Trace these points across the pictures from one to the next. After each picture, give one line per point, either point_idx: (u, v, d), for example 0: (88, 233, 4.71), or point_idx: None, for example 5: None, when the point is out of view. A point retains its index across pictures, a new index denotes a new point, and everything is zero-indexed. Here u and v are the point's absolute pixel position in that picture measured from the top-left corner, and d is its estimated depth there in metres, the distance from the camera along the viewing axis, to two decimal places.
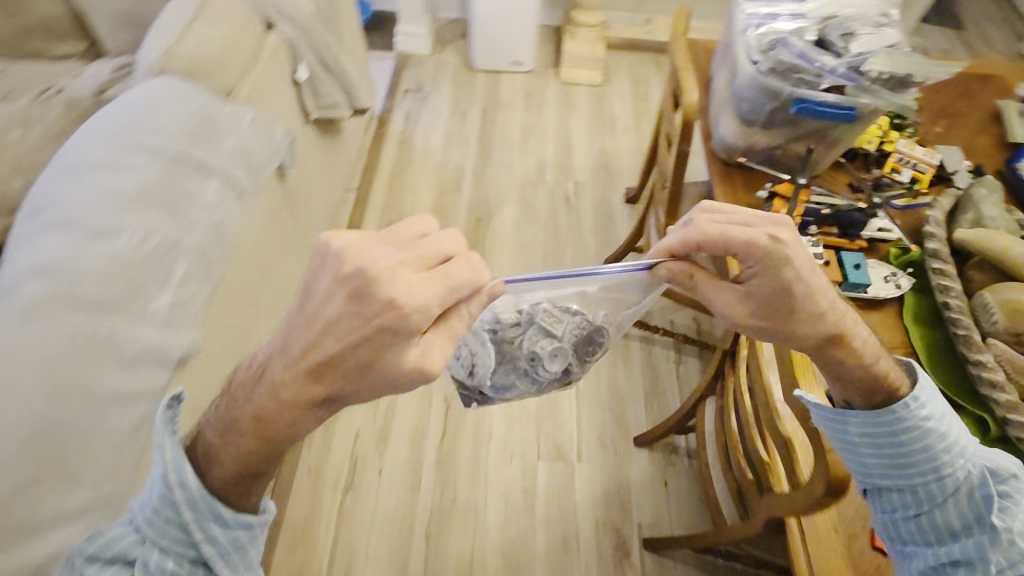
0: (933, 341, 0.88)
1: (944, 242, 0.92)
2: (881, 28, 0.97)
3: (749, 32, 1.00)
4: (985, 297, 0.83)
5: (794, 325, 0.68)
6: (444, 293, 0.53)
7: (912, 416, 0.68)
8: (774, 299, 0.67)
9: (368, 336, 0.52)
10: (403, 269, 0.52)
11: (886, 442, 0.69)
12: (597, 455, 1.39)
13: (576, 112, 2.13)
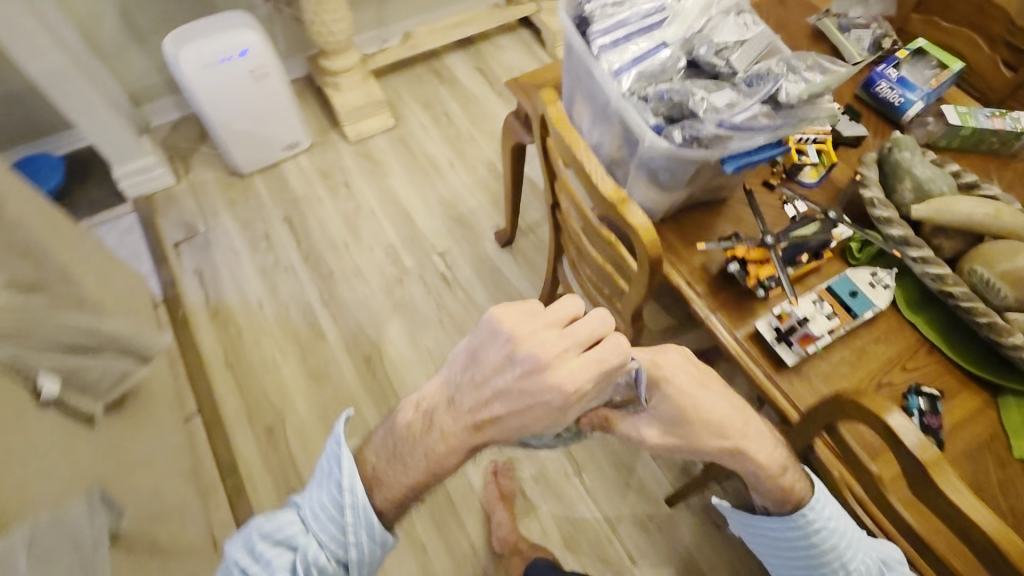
0: (940, 326, 0.85)
1: (906, 223, 0.85)
2: (748, 27, 0.83)
3: (630, 96, 0.79)
4: (982, 273, 0.80)
5: (690, 438, 0.67)
6: (590, 372, 0.52)
7: (801, 530, 0.73)
8: (683, 415, 0.66)
9: (534, 410, 0.52)
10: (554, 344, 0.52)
11: (782, 544, 0.77)
12: (648, 547, 1.27)
13: (391, 171, 1.78)
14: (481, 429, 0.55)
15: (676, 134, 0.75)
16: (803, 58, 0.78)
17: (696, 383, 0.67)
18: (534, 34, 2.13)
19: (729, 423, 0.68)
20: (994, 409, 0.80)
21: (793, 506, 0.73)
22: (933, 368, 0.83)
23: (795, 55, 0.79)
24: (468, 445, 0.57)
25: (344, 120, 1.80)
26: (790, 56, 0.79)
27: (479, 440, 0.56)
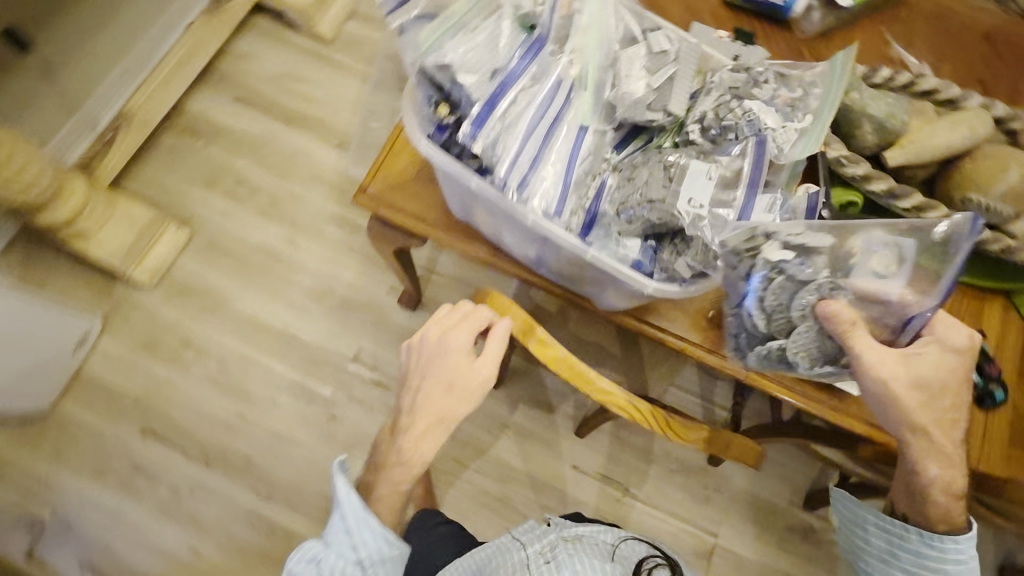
0: None
1: (885, 175, 0.76)
2: (670, 50, 0.59)
3: (589, 237, 0.57)
4: (977, 200, 0.73)
5: (924, 396, 0.64)
6: (469, 328, 0.65)
7: (944, 555, 0.65)
8: (924, 377, 0.64)
9: (451, 367, 0.66)
10: (440, 325, 0.66)
11: (906, 560, 0.67)
12: (720, 513, 1.32)
13: (230, 295, 1.37)
14: (426, 399, 0.67)
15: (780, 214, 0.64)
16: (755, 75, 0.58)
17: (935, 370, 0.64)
18: (276, 17, 1.60)
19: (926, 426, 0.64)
20: (1014, 312, 0.81)
21: (950, 529, 0.65)
22: (955, 303, 0.81)
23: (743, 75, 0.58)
24: (425, 423, 0.66)
25: (121, 269, 1.31)
26: (736, 77, 0.59)
27: (433, 412, 0.66)
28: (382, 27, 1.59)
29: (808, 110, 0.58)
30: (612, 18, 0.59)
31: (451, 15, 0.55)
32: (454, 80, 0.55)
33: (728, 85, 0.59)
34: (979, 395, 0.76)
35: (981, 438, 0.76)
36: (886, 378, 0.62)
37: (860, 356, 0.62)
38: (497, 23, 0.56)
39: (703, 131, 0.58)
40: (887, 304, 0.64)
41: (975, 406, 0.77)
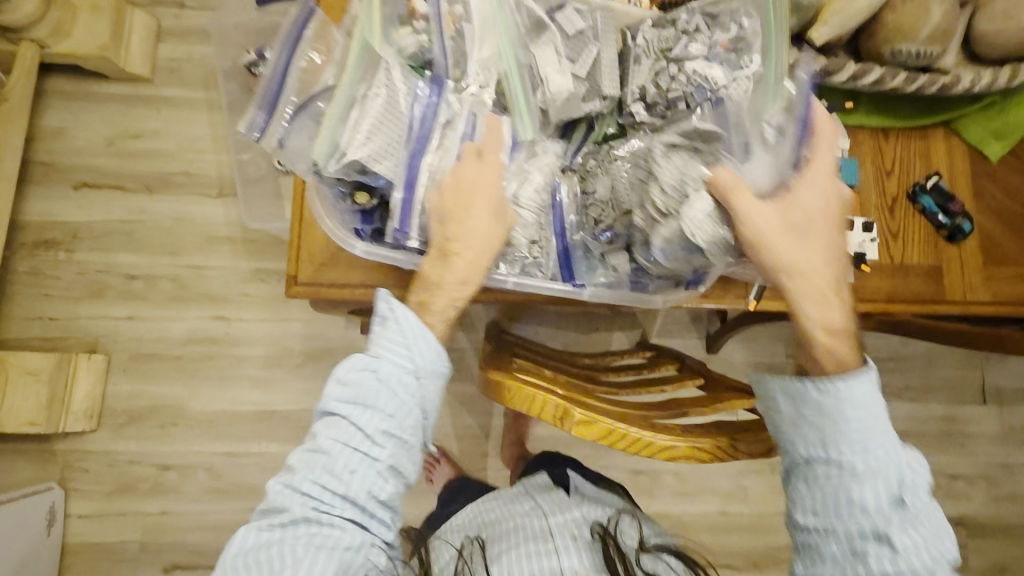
0: (884, 109, 0.80)
1: (815, 55, 0.72)
2: (585, 28, 0.56)
3: (580, 275, 0.58)
4: (906, 49, 0.71)
5: (798, 226, 0.53)
6: (492, 189, 0.52)
7: (842, 397, 0.51)
8: (796, 214, 0.53)
9: (472, 211, 0.51)
10: (460, 165, 0.52)
11: (810, 422, 0.53)
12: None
13: (183, 400, 1.24)
14: (450, 227, 0.52)
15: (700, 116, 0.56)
16: (681, 32, 0.58)
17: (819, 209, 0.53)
18: (71, 72, 1.31)
19: (804, 268, 0.53)
20: (956, 137, 0.81)
21: (841, 371, 0.52)
22: (908, 153, 0.80)
23: (669, 33, 0.58)
24: (456, 249, 0.52)
25: (53, 428, 1.15)
26: (661, 38, 0.58)
27: (462, 240, 0.52)
28: (201, 38, 1.34)
29: (751, 51, 0.58)
30: (517, 22, 0.56)
31: (335, 99, 0.50)
32: (369, 173, 0.50)
33: (659, 48, 0.58)
34: (948, 234, 0.78)
35: (963, 272, 0.78)
36: (759, 220, 0.51)
37: (739, 209, 0.50)
38: (389, 83, 0.51)
39: (648, 107, 0.57)
40: (772, 146, 0.55)
41: (947, 244, 0.79)
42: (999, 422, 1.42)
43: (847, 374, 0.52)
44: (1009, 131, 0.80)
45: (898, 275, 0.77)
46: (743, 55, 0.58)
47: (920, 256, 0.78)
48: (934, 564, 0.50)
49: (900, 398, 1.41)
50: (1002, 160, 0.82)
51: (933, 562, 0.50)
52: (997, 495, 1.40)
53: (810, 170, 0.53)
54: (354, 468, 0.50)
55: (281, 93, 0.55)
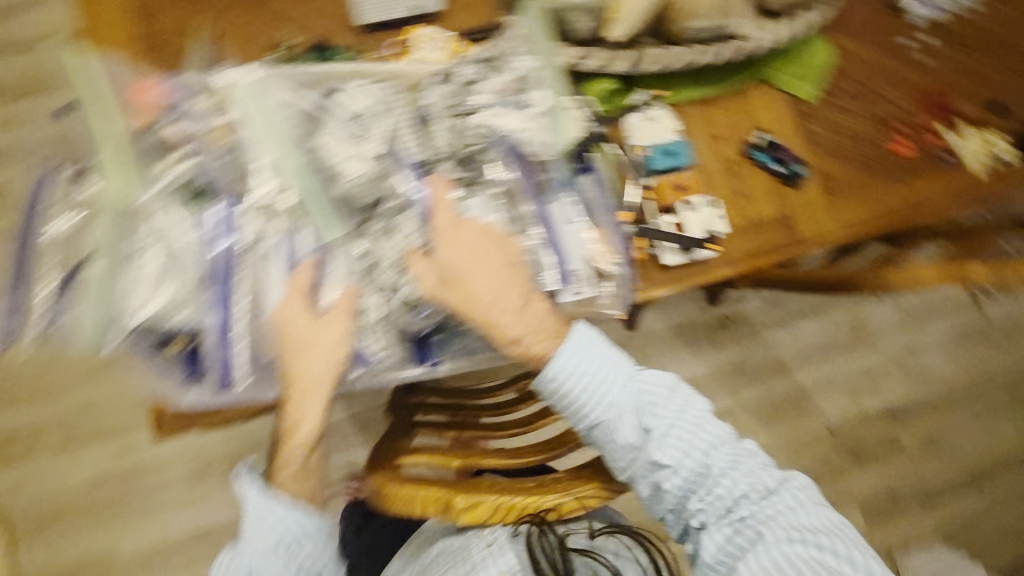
0: (702, 80, 0.83)
1: (622, 51, 0.74)
2: (362, 110, 0.52)
3: (434, 353, 0.57)
4: (699, 27, 0.75)
5: (469, 272, 0.52)
6: (320, 330, 0.52)
7: (569, 385, 0.56)
8: (450, 263, 0.52)
9: (305, 353, 0.52)
10: (286, 315, 0.52)
11: (562, 408, 0.58)
12: (661, 357, 1.43)
13: (109, 549, 1.14)
14: (291, 362, 0.53)
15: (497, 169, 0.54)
16: (461, 85, 0.54)
17: (470, 239, 0.52)
18: None
19: (477, 297, 0.52)
20: (771, 89, 0.86)
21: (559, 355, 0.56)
22: (736, 114, 0.84)
23: (453, 88, 0.54)
24: (297, 388, 0.54)
25: None
26: (448, 94, 0.54)
27: (298, 366, 0.53)
28: None
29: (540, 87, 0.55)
30: (278, 121, 0.51)
31: (99, 269, 0.48)
32: (165, 326, 0.50)
33: (448, 107, 0.54)
34: (788, 178, 0.82)
35: (811, 211, 0.83)
36: (433, 281, 0.52)
37: (421, 275, 0.51)
38: (160, 234, 0.49)
39: (458, 166, 0.53)
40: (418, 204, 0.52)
41: (790, 189, 0.83)
42: (897, 311, 1.54)
43: (556, 358, 0.55)
44: (811, 73, 0.87)
45: (754, 232, 0.81)
46: (528, 97, 0.55)
47: (771, 207, 0.82)
48: (710, 457, 0.56)
49: (807, 317, 1.50)
50: (818, 99, 0.87)
51: (707, 455, 0.56)
52: (913, 377, 1.52)
53: (447, 226, 0.52)
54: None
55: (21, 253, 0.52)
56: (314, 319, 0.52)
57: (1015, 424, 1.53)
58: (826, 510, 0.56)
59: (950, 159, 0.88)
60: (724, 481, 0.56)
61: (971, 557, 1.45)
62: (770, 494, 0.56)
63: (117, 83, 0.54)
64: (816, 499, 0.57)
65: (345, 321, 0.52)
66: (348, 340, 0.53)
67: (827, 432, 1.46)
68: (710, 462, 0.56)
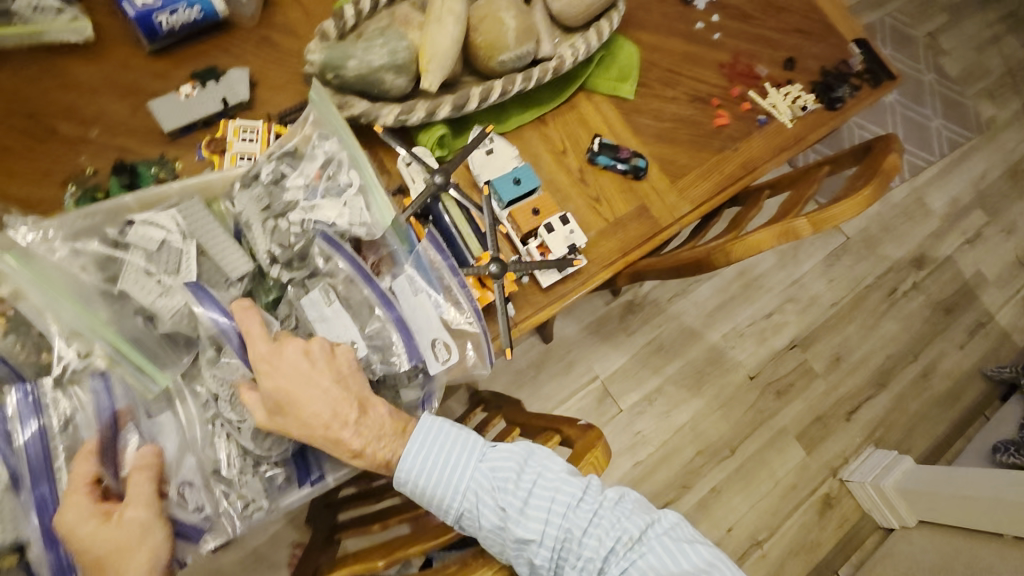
0: (528, 104, 0.86)
1: (440, 98, 0.75)
2: (166, 235, 0.52)
3: (316, 470, 0.55)
4: (505, 59, 0.77)
5: (295, 396, 0.49)
6: (115, 529, 0.46)
7: (416, 481, 0.54)
8: (274, 392, 0.48)
9: (104, 562, 0.45)
10: (75, 523, 0.46)
11: (421, 503, 0.55)
12: (585, 358, 1.46)
13: None
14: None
15: (326, 259, 0.54)
16: (269, 185, 0.56)
17: (298, 352, 0.50)
18: None
19: (314, 421, 0.49)
20: (596, 95, 0.90)
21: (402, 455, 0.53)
22: (570, 127, 0.88)
23: (260, 190, 0.55)
24: None
25: None
26: (257, 198, 0.55)
27: (109, 565, 0.45)
28: None
29: (346, 168, 0.57)
30: (80, 278, 0.50)
31: None
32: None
33: (260, 207, 0.55)
34: (634, 173, 0.87)
35: (661, 197, 0.88)
36: (264, 413, 0.49)
37: (255, 406, 0.49)
38: None
39: (286, 267, 0.54)
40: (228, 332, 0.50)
41: (639, 182, 0.87)
42: (776, 252, 1.67)
43: (399, 459, 0.53)
44: (627, 73, 0.92)
45: (618, 231, 0.84)
46: (336, 180, 0.57)
47: (625, 204, 0.86)
48: (570, 520, 0.53)
49: (701, 280, 1.59)
50: (638, 95, 0.93)
51: (567, 518, 0.53)
52: (806, 307, 1.65)
53: (255, 353, 0.49)
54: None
55: None
56: (113, 506, 0.47)
57: (899, 321, 1.70)
58: (697, 544, 0.54)
59: (763, 119, 0.96)
60: (589, 541, 0.53)
61: (899, 450, 1.59)
62: (637, 542, 0.53)
63: None
64: (687, 535, 0.54)
65: (147, 487, 0.48)
66: (156, 520, 0.48)
67: (750, 379, 1.56)
68: (571, 526, 0.53)
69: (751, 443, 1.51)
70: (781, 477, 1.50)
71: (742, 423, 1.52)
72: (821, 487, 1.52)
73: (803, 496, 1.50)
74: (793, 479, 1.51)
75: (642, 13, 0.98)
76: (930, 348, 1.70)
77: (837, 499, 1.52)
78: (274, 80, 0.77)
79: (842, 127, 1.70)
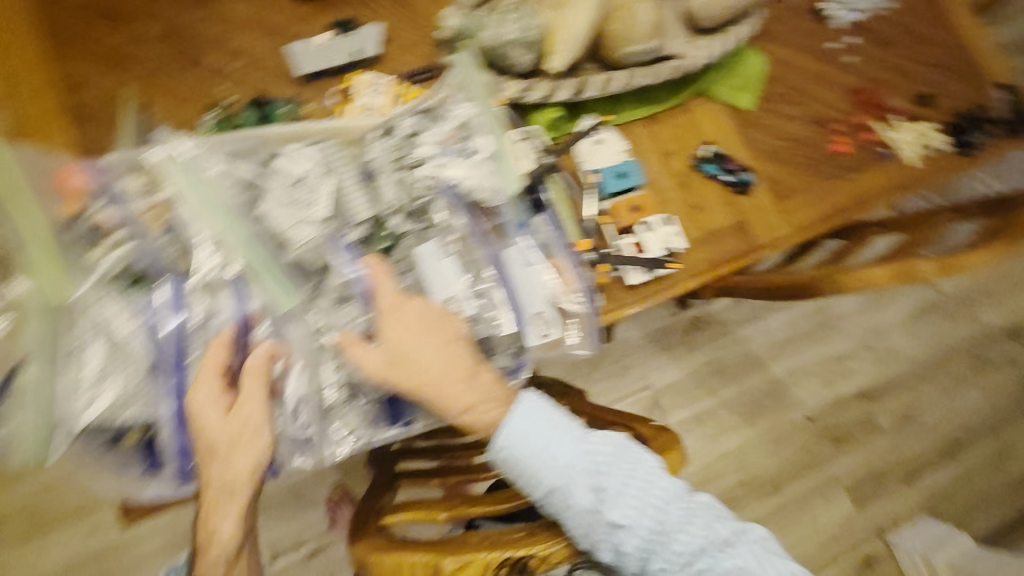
0: (643, 101, 0.85)
1: (562, 80, 0.75)
2: (304, 171, 0.55)
3: (407, 412, 0.58)
4: (633, 49, 0.76)
5: (409, 351, 0.52)
6: (233, 425, 0.52)
7: (513, 455, 0.55)
8: (395, 342, 0.52)
9: (220, 451, 0.52)
10: (202, 409, 0.52)
11: (511, 477, 0.56)
12: (642, 365, 1.44)
13: None
14: (210, 459, 0.53)
15: (446, 215, 0.57)
16: (405, 137, 0.57)
17: (417, 311, 0.53)
18: None
19: (427, 374, 0.52)
20: (715, 103, 0.88)
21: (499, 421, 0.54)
22: (682, 130, 0.86)
23: (395, 142, 0.57)
24: (212, 488, 0.53)
25: None
26: (390, 148, 0.57)
27: (223, 452, 0.52)
28: None
29: (481, 137, 0.59)
30: (222, 193, 0.53)
31: (34, 372, 0.50)
32: (115, 423, 0.52)
33: (392, 158, 0.57)
34: (738, 186, 0.84)
35: (764, 216, 0.84)
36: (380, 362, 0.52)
37: (363, 360, 0.52)
38: (95, 325, 0.52)
39: (405, 218, 0.56)
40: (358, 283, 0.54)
41: (739, 196, 0.84)
42: (858, 296, 1.59)
43: (500, 424, 0.54)
44: (748, 84, 0.90)
45: (712, 241, 0.81)
46: (467, 143, 0.58)
47: (723, 217, 0.83)
48: (664, 513, 0.54)
49: (774, 310, 1.54)
50: (756, 107, 0.90)
51: (661, 512, 0.54)
52: (881, 358, 1.56)
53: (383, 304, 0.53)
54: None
55: None
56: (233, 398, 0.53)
57: (982, 391, 1.58)
58: (790, 561, 0.54)
59: (884, 155, 0.91)
60: (681, 537, 0.53)
61: (956, 526, 1.49)
62: (727, 546, 0.53)
63: (38, 170, 0.54)
64: (778, 549, 0.55)
65: (263, 390, 0.53)
66: (267, 427, 0.53)
67: (808, 420, 1.49)
68: (665, 519, 0.54)
69: (798, 485, 1.45)
70: (823, 526, 1.44)
71: (791, 462, 1.46)
72: (866, 546, 1.45)
73: (844, 551, 1.43)
74: (837, 531, 1.44)
75: (777, 26, 0.95)
76: (1012, 427, 1.58)
77: (879, 561, 1.44)
78: (405, 40, 0.79)
79: (957, 178, 1.59)
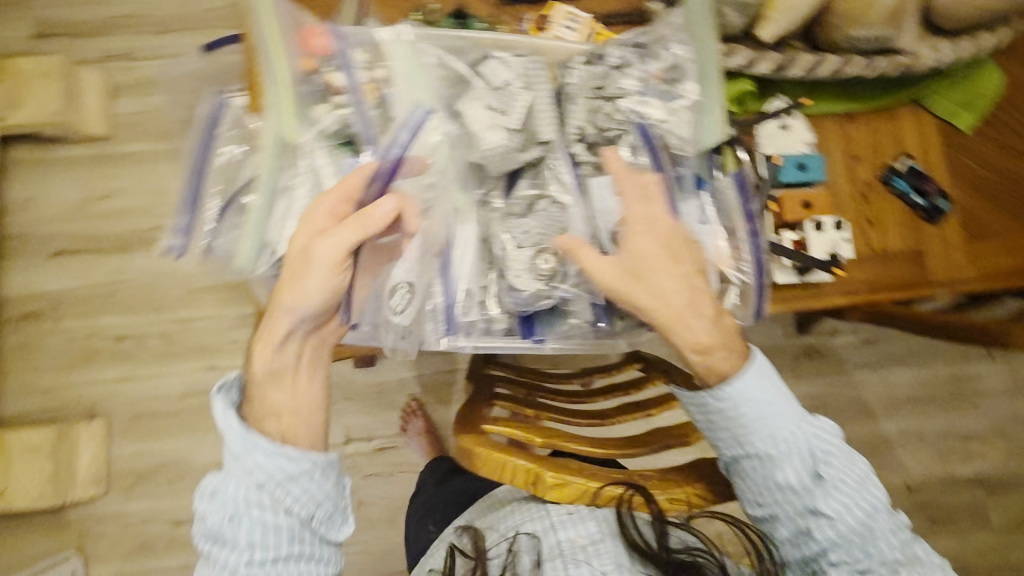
0: (847, 93, 0.77)
1: (768, 51, 0.70)
2: (510, 79, 0.57)
3: (539, 331, 0.61)
4: (860, 33, 0.69)
5: (656, 275, 0.53)
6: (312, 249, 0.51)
7: (736, 409, 0.55)
8: (646, 260, 0.53)
9: (296, 270, 0.52)
10: (308, 223, 0.52)
11: (720, 426, 0.57)
12: None
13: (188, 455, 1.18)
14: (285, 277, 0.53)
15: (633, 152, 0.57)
16: (611, 68, 0.58)
17: (667, 237, 0.54)
18: (34, 140, 1.23)
19: (669, 299, 0.53)
20: (926, 115, 0.79)
21: (724, 374, 0.56)
22: (879, 135, 0.78)
23: (600, 71, 0.58)
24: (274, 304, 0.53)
25: (61, 499, 1.11)
26: (593, 76, 0.58)
27: (297, 271, 0.52)
28: (152, 82, 1.28)
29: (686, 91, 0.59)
30: (435, 84, 0.57)
31: (255, 204, 0.56)
32: None
33: (591, 87, 0.58)
34: (927, 213, 0.76)
35: (947, 253, 0.76)
36: (624, 272, 0.53)
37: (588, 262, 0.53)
38: (312, 169, 0.58)
39: (587, 148, 0.58)
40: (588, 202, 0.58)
41: (926, 224, 0.76)
42: (1007, 376, 1.40)
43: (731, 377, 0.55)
44: (977, 102, 0.78)
45: (879, 262, 0.74)
46: (672, 90, 0.58)
47: (901, 241, 0.75)
48: (872, 518, 0.56)
49: (903, 363, 1.39)
50: (975, 130, 0.79)
51: (871, 517, 0.56)
52: (1013, 450, 1.38)
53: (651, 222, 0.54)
54: (233, 516, 0.50)
55: (199, 192, 0.62)
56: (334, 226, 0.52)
57: None
58: None
59: None
60: (880, 545, 0.56)
61: None
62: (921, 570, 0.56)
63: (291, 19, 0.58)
64: None
65: (355, 228, 0.51)
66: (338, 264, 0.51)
67: (906, 487, 1.36)
68: (872, 525, 0.56)
69: None
70: None
71: None
72: None
73: None
74: None
75: None
76: None
77: None
78: None
79: None
